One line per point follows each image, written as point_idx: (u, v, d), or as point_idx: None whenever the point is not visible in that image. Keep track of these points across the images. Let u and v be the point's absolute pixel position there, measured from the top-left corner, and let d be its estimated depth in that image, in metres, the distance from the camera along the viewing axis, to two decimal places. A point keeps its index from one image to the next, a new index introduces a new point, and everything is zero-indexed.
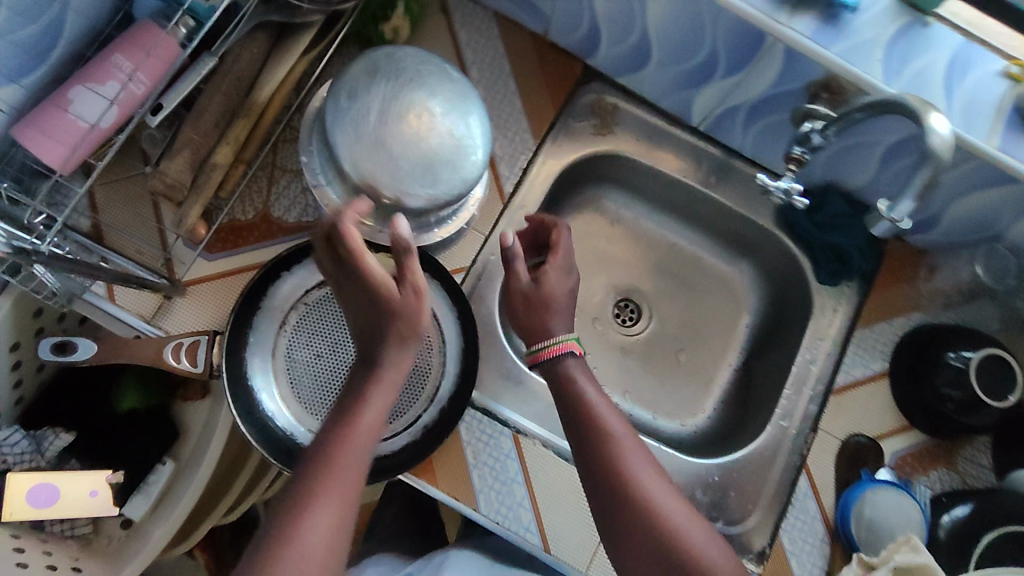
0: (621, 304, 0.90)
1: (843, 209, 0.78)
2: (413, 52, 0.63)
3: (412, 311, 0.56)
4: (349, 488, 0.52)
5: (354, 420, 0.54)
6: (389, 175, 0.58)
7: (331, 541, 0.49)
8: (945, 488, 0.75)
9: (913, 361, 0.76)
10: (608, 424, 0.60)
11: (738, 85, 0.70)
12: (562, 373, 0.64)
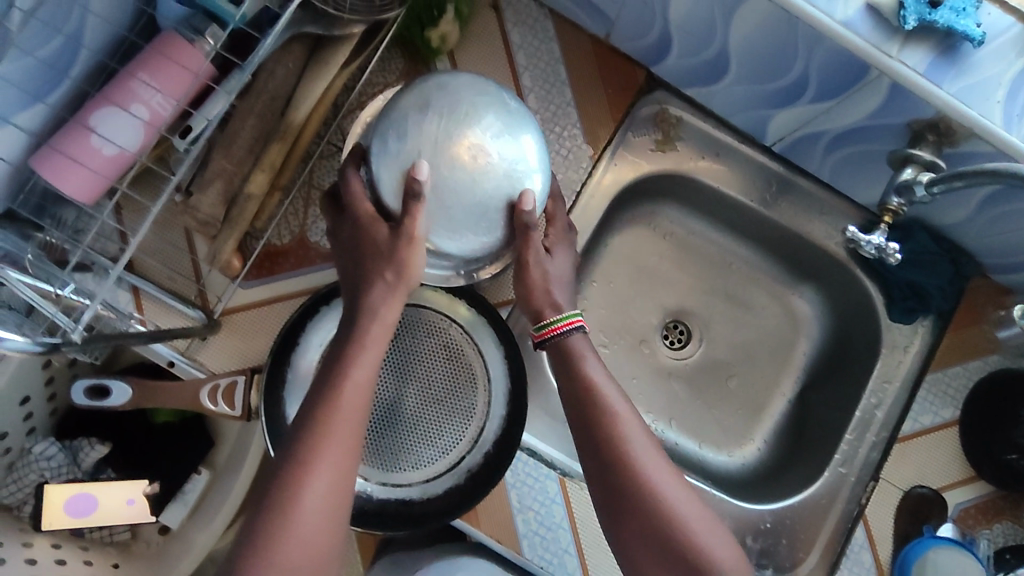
0: (671, 325, 0.85)
1: (927, 244, 0.71)
2: (467, 76, 0.56)
3: (401, 256, 0.53)
4: (345, 456, 0.49)
5: (343, 382, 0.50)
6: (441, 222, 0.53)
7: (330, 510, 0.47)
8: (1008, 543, 0.70)
9: (988, 407, 0.71)
10: (612, 405, 0.54)
11: (827, 110, 0.63)
12: (567, 349, 0.57)
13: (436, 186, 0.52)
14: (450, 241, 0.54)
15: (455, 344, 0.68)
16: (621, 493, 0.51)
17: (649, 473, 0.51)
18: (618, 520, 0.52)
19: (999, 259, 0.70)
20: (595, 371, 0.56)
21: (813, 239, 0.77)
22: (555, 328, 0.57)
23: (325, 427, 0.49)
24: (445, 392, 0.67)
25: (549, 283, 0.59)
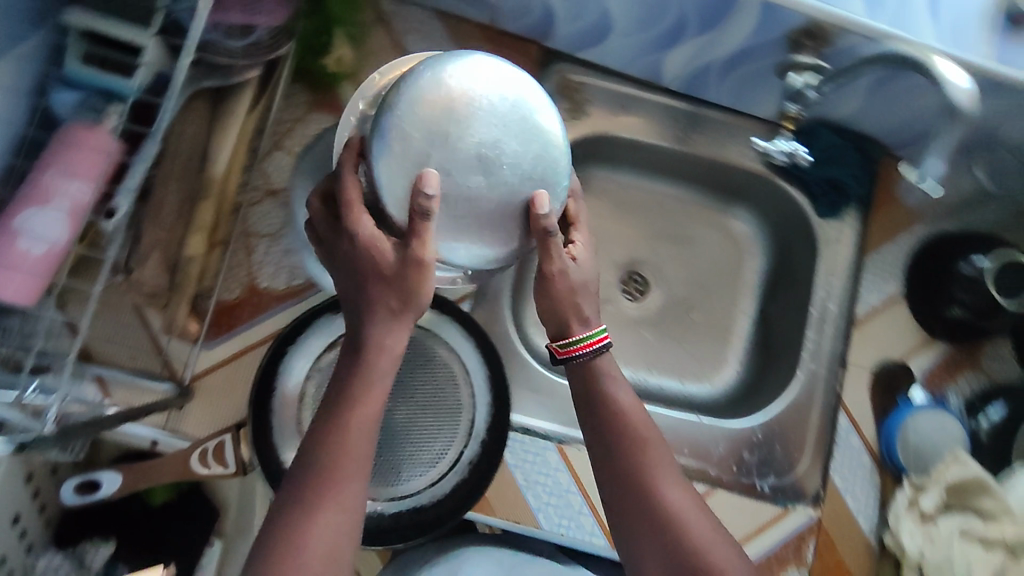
0: (628, 277, 0.87)
1: (833, 139, 0.78)
2: (485, 58, 0.48)
3: (409, 279, 0.46)
4: (351, 491, 0.47)
5: (347, 414, 0.48)
6: (449, 230, 0.47)
7: (333, 544, 0.45)
8: (973, 390, 0.76)
9: (922, 274, 0.77)
10: (635, 427, 0.55)
11: (713, 40, 0.69)
12: (592, 371, 0.56)
13: (446, 194, 0.46)
14: (457, 252, 0.48)
15: (426, 348, 0.69)
16: (631, 506, 0.52)
17: (664, 491, 0.52)
18: (624, 531, 0.53)
19: (899, 135, 0.77)
20: (618, 394, 0.56)
21: (733, 162, 0.82)
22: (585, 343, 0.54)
23: (326, 461, 0.47)
24: (428, 397, 0.68)
25: (577, 297, 0.53)
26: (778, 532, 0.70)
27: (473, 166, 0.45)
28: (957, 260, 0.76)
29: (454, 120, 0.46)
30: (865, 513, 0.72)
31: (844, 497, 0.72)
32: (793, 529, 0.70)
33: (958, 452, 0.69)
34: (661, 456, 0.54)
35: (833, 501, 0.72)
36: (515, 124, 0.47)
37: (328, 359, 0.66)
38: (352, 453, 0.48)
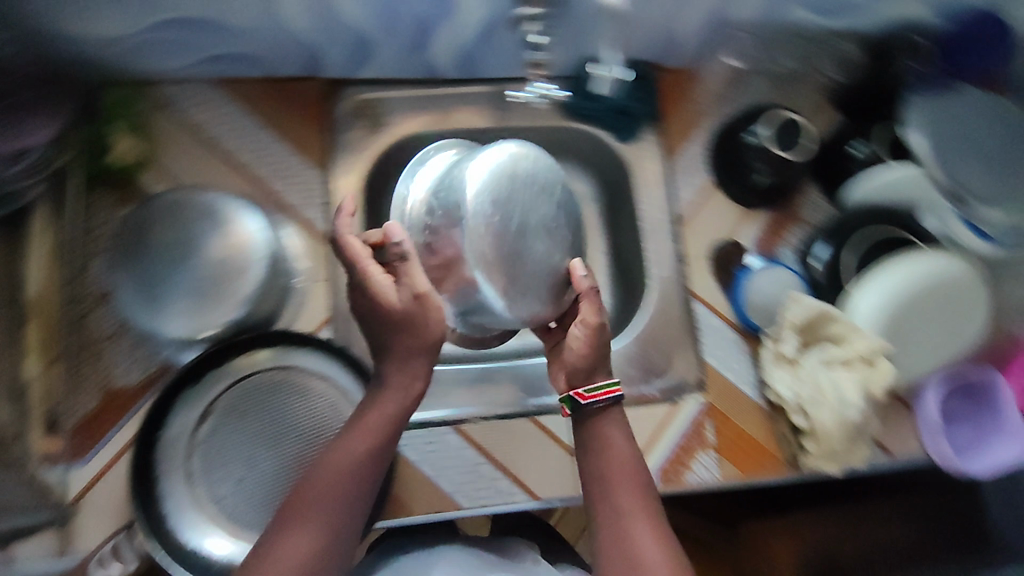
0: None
1: (602, 72, 0.81)
2: (535, 151, 0.65)
3: (415, 315, 0.58)
4: (332, 511, 0.55)
5: (348, 440, 0.57)
6: (502, 282, 0.62)
7: (303, 556, 0.53)
8: (801, 241, 0.82)
9: (726, 153, 0.84)
10: (626, 467, 0.59)
11: (457, 22, 0.72)
12: (592, 424, 0.61)
13: (505, 250, 0.61)
14: (496, 299, 0.62)
15: (298, 386, 0.70)
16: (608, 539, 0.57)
17: (637, 528, 0.56)
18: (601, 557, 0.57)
19: (659, 49, 0.81)
20: (616, 441, 0.60)
21: (541, 121, 0.84)
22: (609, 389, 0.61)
23: (313, 489, 0.55)
24: (315, 430, 0.69)
25: (604, 352, 0.63)
26: (676, 428, 0.75)
27: (506, 219, 0.61)
28: (742, 135, 0.82)
29: (483, 196, 0.61)
30: (746, 380, 0.77)
31: (722, 373, 0.77)
32: (688, 422, 0.75)
33: (792, 294, 0.75)
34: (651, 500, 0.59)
35: (714, 380, 0.77)
36: (546, 209, 0.64)
37: (205, 431, 0.67)
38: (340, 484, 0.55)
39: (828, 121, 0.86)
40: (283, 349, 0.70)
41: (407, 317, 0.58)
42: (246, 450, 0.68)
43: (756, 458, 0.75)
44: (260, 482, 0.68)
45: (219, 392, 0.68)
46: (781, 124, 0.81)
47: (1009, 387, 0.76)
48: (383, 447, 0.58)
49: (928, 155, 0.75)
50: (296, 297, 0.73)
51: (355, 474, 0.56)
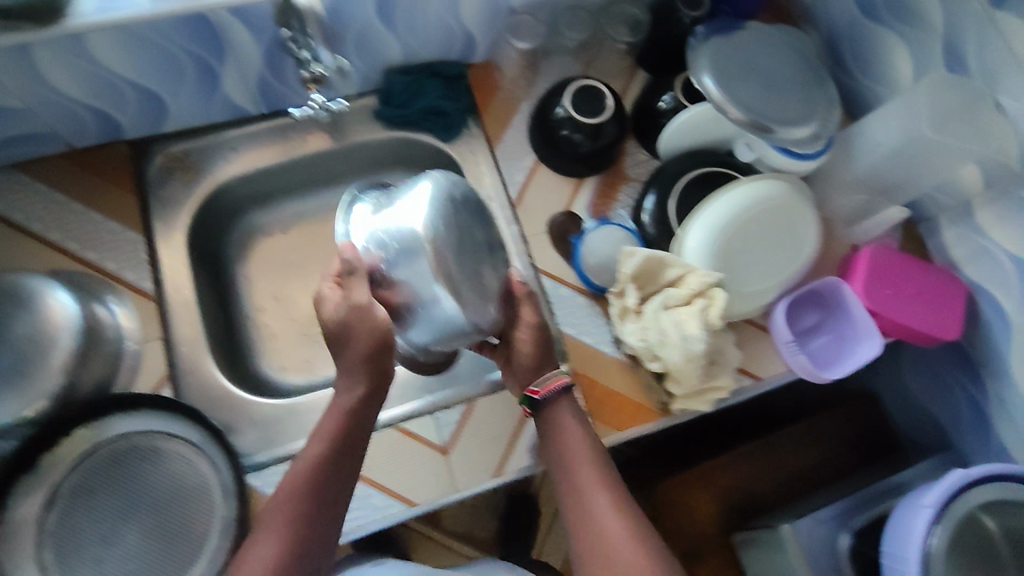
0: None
1: (403, 81, 0.82)
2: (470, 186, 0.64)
3: (355, 323, 0.62)
4: (296, 512, 0.57)
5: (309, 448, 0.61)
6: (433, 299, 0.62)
7: (271, 557, 0.55)
8: (633, 198, 0.84)
9: (541, 132, 0.83)
10: (587, 456, 0.64)
11: (238, 61, 0.71)
12: (545, 407, 0.68)
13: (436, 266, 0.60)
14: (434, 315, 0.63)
15: (143, 449, 0.67)
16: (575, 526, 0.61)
17: (600, 505, 0.61)
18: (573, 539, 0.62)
19: (455, 46, 0.82)
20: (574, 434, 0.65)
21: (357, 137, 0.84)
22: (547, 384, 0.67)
23: (283, 491, 0.58)
24: (171, 489, 0.67)
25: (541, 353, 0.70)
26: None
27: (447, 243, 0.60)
28: (554, 111, 0.81)
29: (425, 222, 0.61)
30: (604, 341, 0.78)
31: (580, 340, 0.78)
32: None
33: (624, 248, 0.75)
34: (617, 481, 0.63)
35: (574, 349, 0.78)
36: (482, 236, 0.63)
37: (54, 517, 0.62)
38: (305, 483, 0.59)
39: (636, 81, 0.88)
40: (121, 416, 0.67)
41: (348, 325, 0.62)
42: (102, 525, 0.64)
43: (627, 413, 0.76)
44: (120, 555, 0.64)
45: (60, 477, 0.63)
46: (584, 91, 0.80)
47: (852, 288, 0.79)
48: (337, 449, 0.61)
49: (718, 99, 0.75)
50: (131, 360, 0.71)
51: (321, 471, 0.60)
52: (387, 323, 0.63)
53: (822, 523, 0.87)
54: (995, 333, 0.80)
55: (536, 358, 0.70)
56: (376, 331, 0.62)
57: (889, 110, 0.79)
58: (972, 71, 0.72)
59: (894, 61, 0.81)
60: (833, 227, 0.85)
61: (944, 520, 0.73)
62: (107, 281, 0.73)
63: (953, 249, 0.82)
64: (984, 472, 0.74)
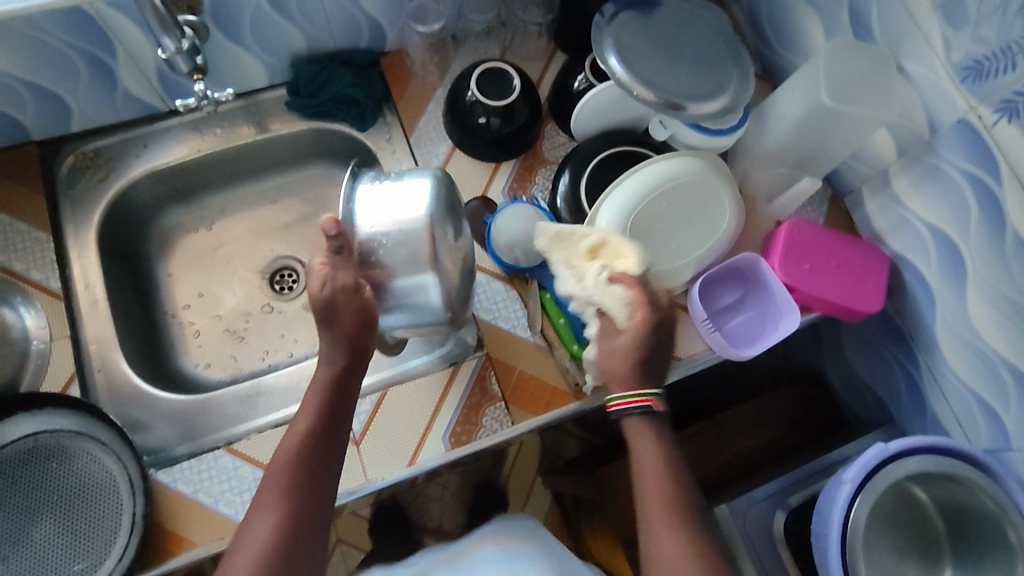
0: (276, 275, 0.90)
1: (312, 69, 0.83)
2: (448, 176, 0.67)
3: (341, 297, 0.60)
4: (287, 499, 0.57)
5: (299, 433, 0.60)
6: (415, 293, 0.63)
7: (262, 544, 0.55)
8: (551, 180, 0.84)
9: (452, 117, 0.81)
10: (658, 482, 0.59)
11: (130, 53, 0.73)
12: (635, 421, 0.61)
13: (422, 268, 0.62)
14: (411, 305, 0.64)
15: (50, 447, 0.67)
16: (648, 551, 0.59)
17: (669, 544, 0.56)
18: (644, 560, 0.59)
19: (361, 33, 0.82)
20: (648, 455, 0.60)
21: (272, 130, 0.85)
22: (628, 400, 0.61)
23: (278, 469, 0.58)
24: (80, 486, 0.67)
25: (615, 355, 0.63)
26: (458, 388, 0.75)
27: (440, 237, 0.62)
28: (464, 94, 0.79)
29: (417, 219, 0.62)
30: (520, 326, 0.78)
31: (495, 323, 0.78)
32: (467, 384, 0.75)
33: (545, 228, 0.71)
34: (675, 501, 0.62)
35: (490, 333, 0.77)
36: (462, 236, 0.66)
37: None
38: (298, 461, 0.58)
39: (554, 64, 0.88)
40: (23, 416, 0.66)
41: (329, 303, 0.60)
42: (11, 525, 0.65)
43: (543, 397, 0.75)
44: (29, 554, 0.64)
45: None
46: (492, 74, 0.79)
47: (771, 264, 0.78)
48: (326, 433, 0.60)
49: (622, 77, 0.75)
50: (34, 360, 0.71)
51: (314, 447, 0.59)
52: (371, 306, 0.62)
53: (756, 503, 0.83)
54: (919, 305, 0.78)
55: (619, 370, 0.62)
56: (360, 307, 0.61)
57: (799, 80, 0.78)
58: (876, 36, 0.72)
59: (806, 31, 0.80)
60: (756, 204, 0.83)
61: (865, 492, 0.71)
62: (13, 280, 0.73)
63: (876, 221, 0.81)
64: (902, 447, 0.72)
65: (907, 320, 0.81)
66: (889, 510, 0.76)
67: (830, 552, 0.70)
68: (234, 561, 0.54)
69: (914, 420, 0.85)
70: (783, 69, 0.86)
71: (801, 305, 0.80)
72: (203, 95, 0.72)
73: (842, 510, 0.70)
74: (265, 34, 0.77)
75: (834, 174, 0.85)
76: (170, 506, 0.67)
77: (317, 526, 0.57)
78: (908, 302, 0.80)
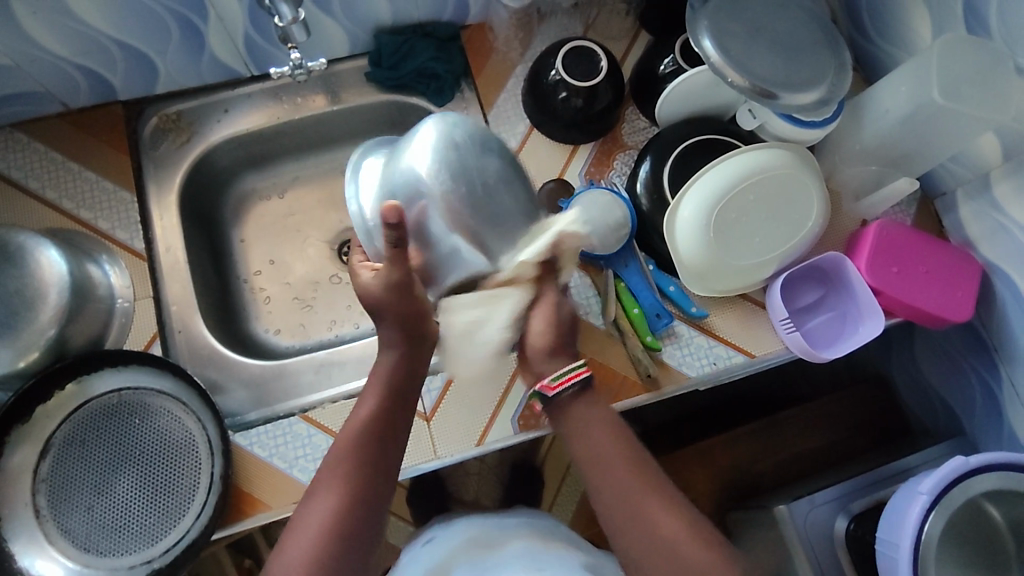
0: (344, 246, 0.91)
1: (393, 42, 0.82)
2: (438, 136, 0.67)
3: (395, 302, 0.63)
4: (356, 479, 0.57)
5: (361, 419, 0.60)
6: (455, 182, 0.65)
7: (329, 519, 0.54)
8: (630, 167, 0.82)
9: (533, 94, 0.79)
10: (612, 459, 0.59)
11: (219, 18, 0.73)
12: (571, 403, 0.63)
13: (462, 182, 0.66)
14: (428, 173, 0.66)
15: (133, 404, 0.68)
16: (625, 535, 0.56)
17: (650, 513, 0.56)
18: (612, 528, 0.57)
19: (446, 7, 0.81)
20: (585, 428, 0.62)
21: (347, 101, 0.85)
22: (569, 376, 0.63)
23: (342, 448, 0.59)
24: (160, 442, 0.68)
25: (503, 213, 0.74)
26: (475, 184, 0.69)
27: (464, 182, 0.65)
28: (547, 75, 0.77)
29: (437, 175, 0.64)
30: (593, 313, 0.76)
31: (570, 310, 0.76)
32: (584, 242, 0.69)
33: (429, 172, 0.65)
34: (644, 468, 0.59)
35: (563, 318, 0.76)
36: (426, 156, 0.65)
37: (48, 466, 0.66)
38: (362, 444, 0.59)
39: (638, 45, 0.85)
40: (109, 370, 0.69)
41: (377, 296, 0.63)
42: (94, 476, 0.66)
43: (615, 386, 0.74)
44: (111, 506, 0.65)
45: (52, 429, 0.67)
46: (577, 54, 0.77)
47: (856, 265, 0.76)
48: (392, 414, 0.62)
49: (717, 62, 0.72)
50: (118, 318, 0.72)
51: (377, 436, 0.60)
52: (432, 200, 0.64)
53: (818, 506, 0.81)
54: (1009, 318, 0.75)
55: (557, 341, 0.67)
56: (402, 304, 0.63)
57: (902, 75, 0.74)
58: (993, 32, 0.67)
59: (912, 23, 0.76)
60: (842, 202, 0.82)
61: (940, 506, 0.69)
62: (98, 240, 0.74)
63: (968, 227, 0.78)
64: (984, 461, 0.70)
65: (993, 332, 0.77)
66: (970, 535, 0.71)
67: (901, 565, 0.69)
68: (295, 534, 0.54)
69: (989, 435, 0.82)
70: (878, 60, 0.83)
71: (883, 310, 0.77)
72: (298, 64, 0.74)
73: (915, 523, 0.69)
74: (352, 4, 0.77)
75: (928, 176, 0.81)
76: (247, 469, 0.69)
77: (375, 516, 0.57)
78: (997, 313, 0.76)
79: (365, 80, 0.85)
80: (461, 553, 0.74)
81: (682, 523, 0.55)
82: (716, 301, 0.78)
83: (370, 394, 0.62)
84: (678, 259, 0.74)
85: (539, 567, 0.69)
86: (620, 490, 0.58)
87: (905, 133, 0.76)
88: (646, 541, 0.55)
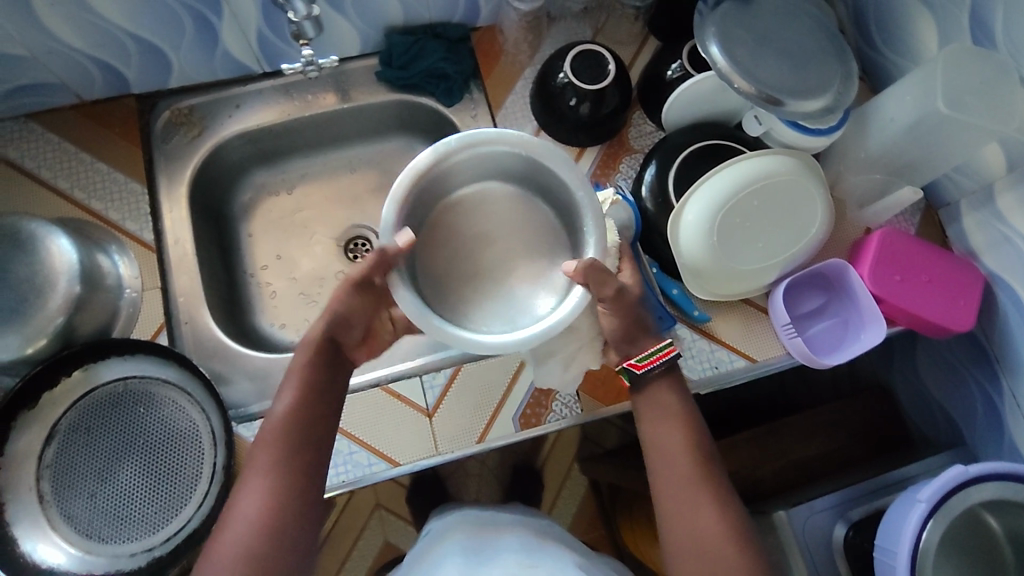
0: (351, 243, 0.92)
1: (403, 42, 0.83)
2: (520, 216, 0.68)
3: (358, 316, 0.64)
4: (280, 473, 0.56)
5: (282, 410, 0.59)
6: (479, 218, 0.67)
7: (258, 516, 0.54)
8: (635, 170, 0.83)
9: (541, 96, 0.80)
10: (681, 448, 0.59)
11: (234, 14, 0.74)
12: (666, 379, 0.63)
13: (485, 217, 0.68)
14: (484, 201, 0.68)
15: (139, 393, 0.69)
16: (671, 520, 0.57)
17: (700, 506, 0.56)
18: (660, 514, 0.58)
19: (457, 9, 0.82)
20: (666, 411, 0.61)
21: (356, 99, 0.86)
22: (657, 355, 0.62)
23: (268, 441, 0.58)
24: (164, 432, 0.69)
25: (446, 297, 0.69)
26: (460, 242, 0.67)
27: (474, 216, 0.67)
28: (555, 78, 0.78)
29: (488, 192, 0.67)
30: None
31: None
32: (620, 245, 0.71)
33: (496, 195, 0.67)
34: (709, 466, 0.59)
35: None
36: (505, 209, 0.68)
37: (53, 452, 0.67)
38: (286, 435, 0.58)
39: (646, 50, 0.86)
40: (115, 359, 0.69)
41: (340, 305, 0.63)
42: (98, 464, 0.67)
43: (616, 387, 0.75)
44: (113, 494, 0.66)
45: (58, 416, 0.67)
46: (585, 57, 0.77)
47: (860, 272, 0.76)
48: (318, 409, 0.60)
49: (724, 67, 0.73)
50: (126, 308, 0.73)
51: (301, 425, 0.59)
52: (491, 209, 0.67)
53: (817, 513, 0.81)
54: (1011, 328, 0.75)
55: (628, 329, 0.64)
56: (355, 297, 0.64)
57: (909, 84, 0.75)
58: (998, 44, 0.68)
59: (918, 34, 0.77)
60: (846, 209, 0.82)
61: (938, 516, 0.69)
62: (108, 230, 0.75)
63: (972, 237, 0.78)
64: (983, 470, 0.70)
65: (995, 341, 0.77)
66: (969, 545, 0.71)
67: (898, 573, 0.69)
68: (224, 533, 0.54)
69: (990, 445, 0.81)
70: (884, 70, 0.83)
71: (885, 318, 0.78)
72: (309, 60, 0.75)
73: (913, 531, 0.69)
74: (364, 3, 0.78)
75: (933, 185, 0.82)
76: None
77: (306, 514, 0.56)
78: (999, 322, 0.76)
79: (375, 79, 0.86)
80: (453, 546, 0.74)
81: (726, 522, 0.55)
82: (718, 305, 0.78)
83: (289, 385, 0.61)
84: (682, 262, 0.75)
85: (534, 564, 0.70)
86: (678, 479, 0.58)
87: (910, 141, 0.76)
88: (688, 533, 0.56)
